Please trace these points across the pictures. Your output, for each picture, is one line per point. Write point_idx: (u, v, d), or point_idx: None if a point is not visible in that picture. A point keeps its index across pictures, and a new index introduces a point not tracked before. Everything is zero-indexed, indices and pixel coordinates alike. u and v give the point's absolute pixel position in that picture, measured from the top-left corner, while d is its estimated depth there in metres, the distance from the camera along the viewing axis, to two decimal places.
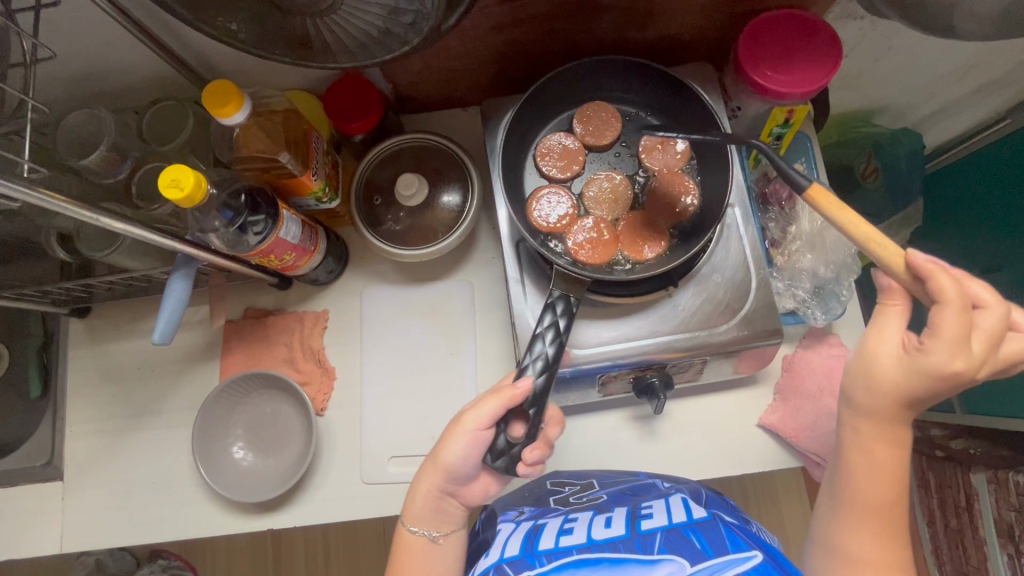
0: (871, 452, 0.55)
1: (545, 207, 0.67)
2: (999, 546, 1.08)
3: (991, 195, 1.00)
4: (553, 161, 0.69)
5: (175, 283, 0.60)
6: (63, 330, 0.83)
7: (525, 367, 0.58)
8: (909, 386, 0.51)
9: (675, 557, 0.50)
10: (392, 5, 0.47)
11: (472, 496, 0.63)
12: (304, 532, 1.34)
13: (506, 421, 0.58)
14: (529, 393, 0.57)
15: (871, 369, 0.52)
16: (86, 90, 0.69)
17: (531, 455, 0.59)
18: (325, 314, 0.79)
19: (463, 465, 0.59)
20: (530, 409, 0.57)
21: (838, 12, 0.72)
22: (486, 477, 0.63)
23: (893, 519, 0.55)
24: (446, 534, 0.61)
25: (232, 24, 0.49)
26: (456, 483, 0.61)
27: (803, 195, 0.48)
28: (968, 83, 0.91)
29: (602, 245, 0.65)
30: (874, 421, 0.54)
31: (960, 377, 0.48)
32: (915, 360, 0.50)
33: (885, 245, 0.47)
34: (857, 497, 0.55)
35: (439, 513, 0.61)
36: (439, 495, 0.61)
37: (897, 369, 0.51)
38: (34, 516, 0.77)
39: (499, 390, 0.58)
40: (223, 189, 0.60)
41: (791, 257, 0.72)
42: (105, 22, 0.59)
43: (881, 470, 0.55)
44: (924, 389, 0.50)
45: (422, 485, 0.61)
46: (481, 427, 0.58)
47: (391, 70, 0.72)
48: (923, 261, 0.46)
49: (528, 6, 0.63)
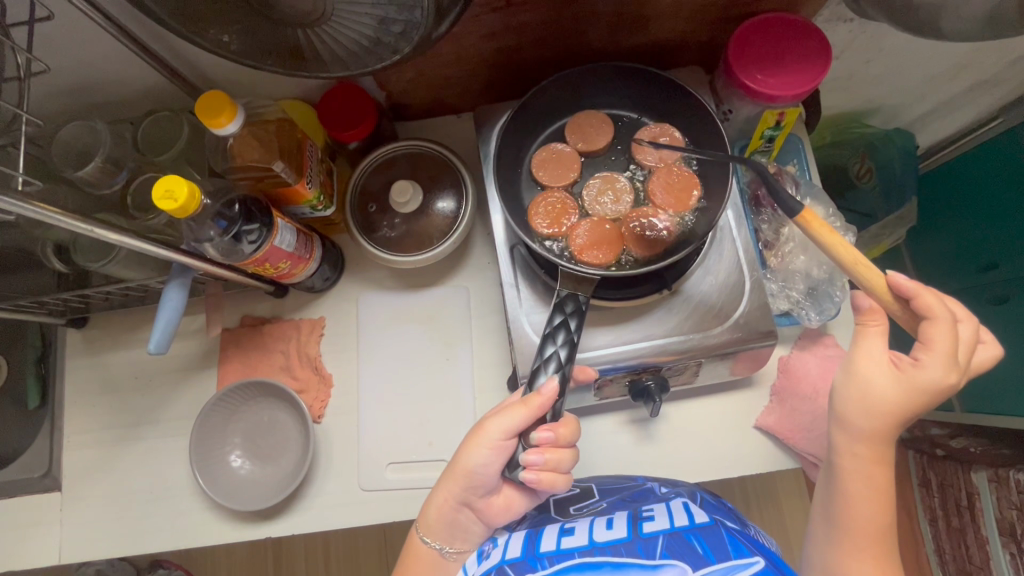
0: (864, 477, 0.55)
1: (547, 213, 0.67)
2: (1002, 546, 1.06)
3: (985, 193, 1.00)
4: (549, 168, 0.69)
5: (170, 293, 0.60)
6: (60, 340, 0.83)
7: (539, 370, 0.58)
8: (905, 404, 0.53)
9: (677, 562, 0.51)
10: (381, 16, 0.47)
11: (491, 512, 0.61)
12: (304, 539, 1.33)
13: (526, 429, 0.58)
14: (551, 399, 0.56)
15: (865, 390, 0.54)
16: (81, 102, 0.70)
17: (531, 458, 0.56)
18: (322, 321, 0.79)
19: (483, 473, 0.58)
20: (549, 414, 0.57)
21: (828, 15, 0.73)
22: (509, 492, 0.62)
23: (886, 542, 0.55)
24: (457, 551, 0.61)
25: (223, 36, 0.50)
26: (475, 494, 0.59)
27: (797, 218, 0.49)
28: (959, 83, 0.92)
29: (607, 244, 0.64)
30: (867, 445, 0.55)
31: (948, 387, 0.52)
32: (909, 377, 0.52)
33: (870, 269, 0.50)
34: (851, 522, 0.56)
35: (451, 526, 0.60)
36: (456, 506, 0.59)
37: (891, 388, 0.53)
38: (32, 526, 0.77)
39: (525, 398, 0.57)
40: (218, 198, 0.59)
41: (785, 258, 0.72)
42: (100, 35, 0.59)
43: (873, 493, 0.55)
44: (918, 403, 0.53)
45: (440, 496, 0.60)
46: (504, 434, 0.57)
47: (384, 78, 0.73)
48: (905, 282, 0.50)
49: (519, 13, 0.64)
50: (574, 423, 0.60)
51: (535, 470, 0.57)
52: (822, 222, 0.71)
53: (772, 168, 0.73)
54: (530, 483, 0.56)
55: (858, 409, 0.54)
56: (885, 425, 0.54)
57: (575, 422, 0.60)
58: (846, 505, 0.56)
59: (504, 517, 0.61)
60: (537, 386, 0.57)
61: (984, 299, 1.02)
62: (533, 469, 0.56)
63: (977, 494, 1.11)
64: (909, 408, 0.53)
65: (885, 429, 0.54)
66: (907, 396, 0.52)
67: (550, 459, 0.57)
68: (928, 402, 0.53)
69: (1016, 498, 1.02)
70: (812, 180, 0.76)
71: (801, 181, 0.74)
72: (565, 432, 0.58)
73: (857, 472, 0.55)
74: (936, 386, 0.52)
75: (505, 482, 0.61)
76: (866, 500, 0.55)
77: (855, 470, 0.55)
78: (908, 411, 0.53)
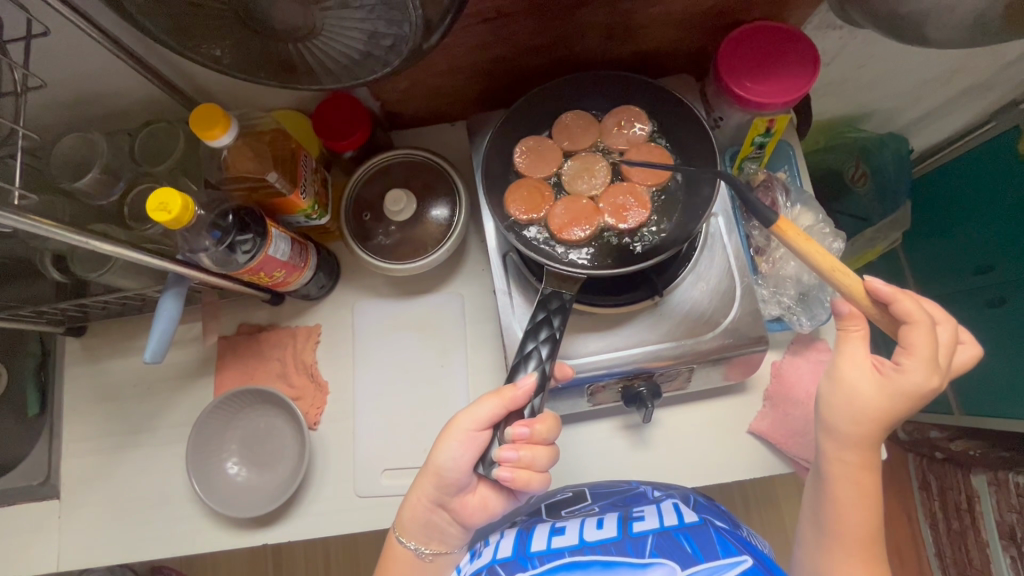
0: (852, 483, 0.56)
1: (527, 200, 0.67)
2: (1002, 549, 1.06)
3: (979, 196, 1.00)
4: (530, 159, 0.68)
5: (165, 304, 0.61)
6: (59, 349, 0.84)
7: (518, 365, 0.58)
8: (890, 409, 0.54)
9: (666, 561, 0.51)
10: (371, 30, 0.48)
11: (467, 512, 0.61)
12: (304, 545, 1.34)
13: (501, 424, 0.58)
14: (529, 391, 0.57)
15: (851, 397, 0.54)
16: (78, 115, 0.71)
17: (504, 453, 0.56)
18: (317, 329, 0.80)
19: (454, 471, 0.58)
20: (527, 409, 0.57)
21: (817, 22, 0.74)
22: (484, 492, 0.62)
23: (875, 547, 0.56)
24: (434, 553, 0.62)
25: (216, 50, 0.50)
26: (450, 494, 0.60)
27: (773, 227, 0.48)
28: (950, 87, 0.92)
29: (586, 220, 0.65)
30: (853, 452, 0.55)
31: (931, 390, 0.53)
32: (891, 381, 0.53)
33: (848, 275, 0.50)
34: (840, 528, 0.56)
35: (426, 528, 0.61)
36: (431, 507, 0.60)
37: (876, 393, 0.54)
38: (32, 534, 0.78)
39: (499, 390, 0.58)
40: (212, 211, 0.61)
41: (775, 264, 0.73)
42: (95, 49, 0.60)
43: (859, 499, 0.56)
44: (902, 406, 0.54)
45: (414, 498, 0.61)
46: (476, 427, 0.58)
47: (377, 88, 0.73)
48: (882, 287, 0.51)
49: (509, 24, 0.64)
50: (553, 420, 0.59)
51: (509, 467, 0.56)
52: (812, 228, 0.72)
53: (763, 175, 0.74)
54: (505, 480, 0.56)
55: (846, 416, 0.55)
56: (872, 431, 0.54)
57: (554, 419, 0.59)
58: (835, 512, 0.56)
59: (480, 517, 0.61)
60: (515, 380, 0.58)
61: (980, 301, 1.03)
62: (507, 465, 0.56)
63: (976, 497, 1.11)
64: (895, 412, 0.54)
65: (871, 435, 0.55)
66: (891, 400, 0.53)
67: (524, 455, 0.57)
68: (912, 405, 0.54)
69: (1015, 500, 1.02)
70: (803, 186, 0.76)
71: (792, 188, 0.74)
72: (542, 429, 0.57)
73: (845, 478, 0.56)
74: (919, 390, 0.53)
75: (481, 481, 0.62)
76: (854, 506, 0.56)
77: (841, 476, 0.56)
78: (893, 416, 0.54)
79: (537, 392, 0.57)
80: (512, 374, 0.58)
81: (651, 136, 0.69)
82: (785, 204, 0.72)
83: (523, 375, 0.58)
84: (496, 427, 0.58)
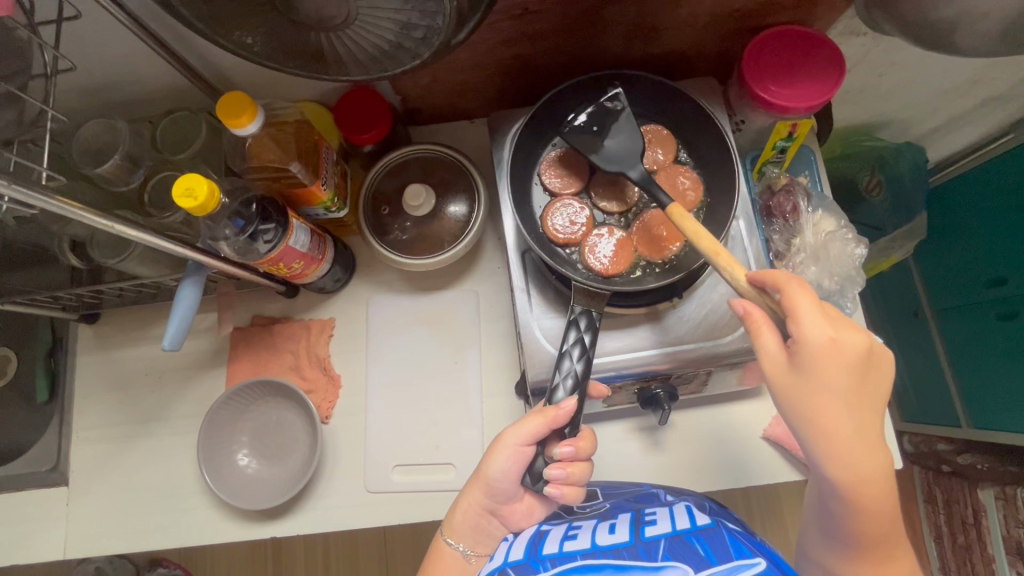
0: (866, 499, 0.48)
1: (560, 219, 0.68)
2: (1008, 565, 1.06)
3: (998, 207, 0.99)
4: (558, 172, 0.69)
5: (185, 291, 0.61)
6: (72, 335, 0.84)
7: (556, 387, 0.58)
8: (832, 397, 0.46)
9: (679, 564, 0.49)
10: (404, 21, 0.48)
11: (514, 518, 0.62)
12: (304, 539, 1.33)
13: (546, 442, 0.58)
14: (571, 414, 0.57)
15: (791, 403, 0.48)
16: (101, 100, 0.71)
17: (553, 472, 0.57)
18: (331, 322, 0.80)
19: (503, 482, 0.59)
20: (568, 429, 0.57)
21: (842, 28, 0.73)
22: (530, 499, 0.63)
23: (892, 529, 0.50)
24: (478, 555, 0.61)
25: (248, 38, 0.50)
26: (498, 500, 0.60)
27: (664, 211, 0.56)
28: (972, 98, 0.92)
29: (621, 248, 0.66)
30: (847, 468, 0.47)
31: (852, 343, 0.46)
32: (803, 363, 0.47)
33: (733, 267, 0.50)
34: (859, 542, 0.50)
35: (478, 531, 0.61)
36: (482, 513, 0.60)
37: (803, 386, 0.47)
38: (37, 521, 0.77)
39: (541, 410, 0.58)
40: (235, 199, 0.61)
41: (796, 268, 0.69)
42: (123, 33, 0.60)
43: (881, 501, 0.48)
44: (837, 382, 0.46)
45: (465, 501, 0.61)
46: (522, 443, 0.58)
47: (399, 82, 0.73)
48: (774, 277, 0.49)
49: (536, 21, 0.64)
50: (592, 436, 0.61)
51: (557, 484, 0.58)
52: (834, 233, 0.70)
53: (785, 179, 0.74)
54: (554, 496, 0.58)
55: (803, 425, 0.48)
56: (848, 435, 0.47)
57: (592, 436, 0.61)
58: (850, 524, 0.50)
59: (526, 523, 0.62)
60: (555, 402, 0.58)
61: (994, 314, 1.02)
62: (556, 483, 0.58)
63: (983, 512, 1.12)
64: (843, 393, 0.46)
65: (856, 440, 0.47)
66: (826, 387, 0.46)
67: (571, 474, 0.58)
68: (857, 371, 0.47)
69: None
70: (824, 191, 0.76)
71: (812, 194, 0.73)
72: (585, 446, 0.60)
73: (855, 496, 0.48)
74: (842, 354, 0.46)
75: (528, 491, 0.62)
76: (872, 511, 0.48)
77: (852, 493, 0.48)
78: (851, 400, 0.47)
79: (579, 411, 0.57)
80: (551, 397, 0.58)
81: (677, 156, 0.70)
82: (807, 209, 0.71)
83: (558, 396, 0.58)
84: (538, 445, 0.59)
